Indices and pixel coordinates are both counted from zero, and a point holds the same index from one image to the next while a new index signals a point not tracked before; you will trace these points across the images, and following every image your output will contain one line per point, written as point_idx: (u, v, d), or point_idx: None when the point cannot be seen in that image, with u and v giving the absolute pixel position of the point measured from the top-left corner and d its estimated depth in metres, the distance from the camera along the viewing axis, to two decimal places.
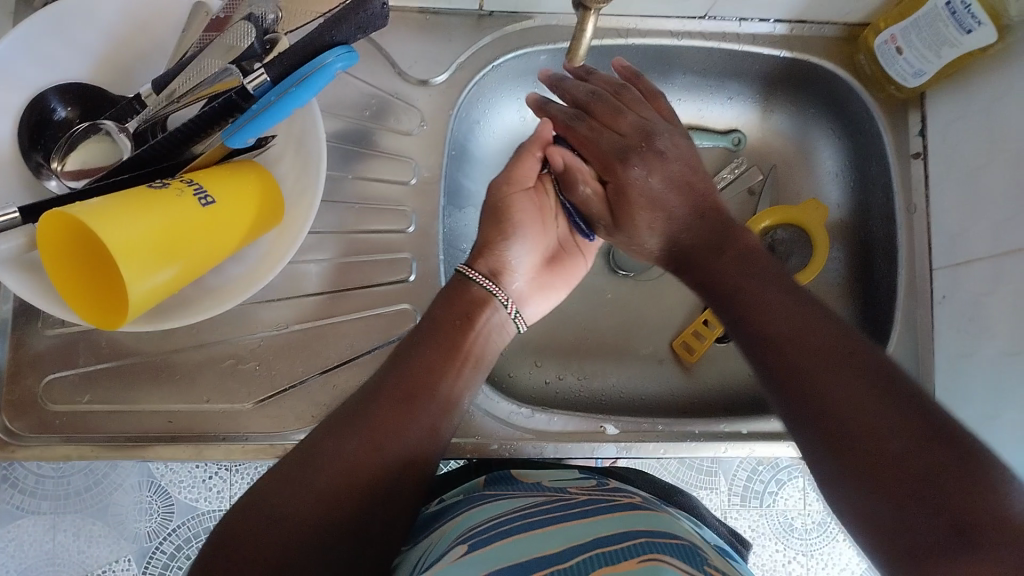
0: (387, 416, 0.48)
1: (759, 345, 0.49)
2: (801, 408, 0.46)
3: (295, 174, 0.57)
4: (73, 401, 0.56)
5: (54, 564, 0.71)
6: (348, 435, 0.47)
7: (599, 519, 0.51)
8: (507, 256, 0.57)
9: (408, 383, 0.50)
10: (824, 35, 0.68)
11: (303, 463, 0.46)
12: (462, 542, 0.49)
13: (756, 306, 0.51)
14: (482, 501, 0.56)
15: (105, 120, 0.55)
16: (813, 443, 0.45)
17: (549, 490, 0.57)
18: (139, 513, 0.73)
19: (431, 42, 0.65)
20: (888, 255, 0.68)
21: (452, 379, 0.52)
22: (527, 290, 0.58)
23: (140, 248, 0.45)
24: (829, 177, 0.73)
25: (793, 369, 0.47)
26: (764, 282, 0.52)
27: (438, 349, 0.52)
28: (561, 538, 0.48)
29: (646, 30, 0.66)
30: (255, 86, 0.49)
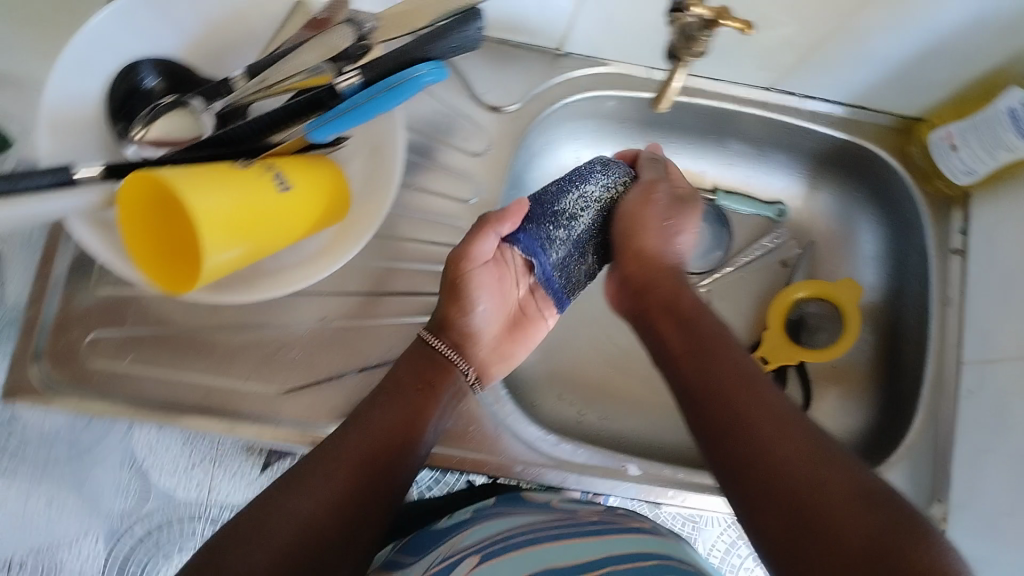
0: (347, 475, 0.49)
1: (704, 406, 0.50)
2: (738, 468, 0.47)
3: (367, 177, 0.58)
4: (115, 361, 0.57)
5: (21, 534, 0.69)
6: (301, 491, 0.47)
7: (605, 537, 0.52)
8: (469, 325, 0.57)
9: (354, 442, 0.50)
10: (880, 124, 0.70)
11: (272, 507, 0.46)
12: (472, 554, 0.51)
13: (705, 364, 0.52)
14: (484, 517, 0.57)
15: (191, 97, 0.56)
16: (748, 503, 0.46)
17: (558, 511, 0.58)
18: (115, 492, 0.70)
19: (508, 72, 0.67)
20: (916, 343, 0.69)
21: (403, 424, 0.52)
22: (486, 358, 0.60)
23: (219, 221, 0.47)
24: (866, 260, 0.75)
25: (733, 429, 0.48)
26: (717, 341, 0.54)
27: (399, 409, 0.53)
28: (571, 551, 0.50)
29: (712, 92, 0.68)
30: (344, 86, 0.52)
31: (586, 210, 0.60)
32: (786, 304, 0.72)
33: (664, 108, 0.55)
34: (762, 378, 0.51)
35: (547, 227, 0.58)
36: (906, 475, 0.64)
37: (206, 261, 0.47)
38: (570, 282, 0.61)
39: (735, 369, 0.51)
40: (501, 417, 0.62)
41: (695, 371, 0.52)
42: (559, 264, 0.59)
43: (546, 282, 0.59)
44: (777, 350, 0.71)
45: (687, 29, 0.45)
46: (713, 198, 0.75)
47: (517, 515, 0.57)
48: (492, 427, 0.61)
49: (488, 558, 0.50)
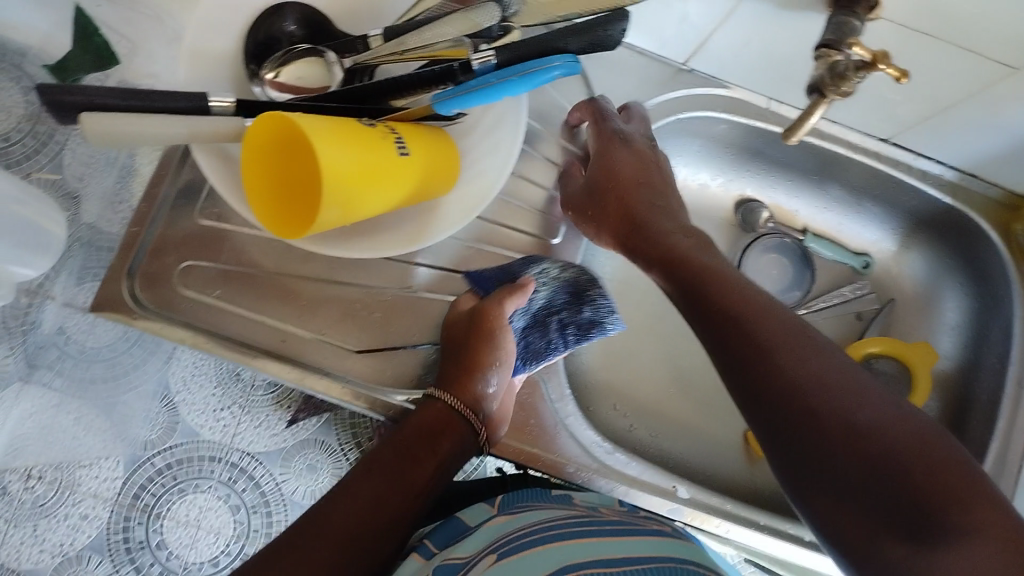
0: (333, 543, 0.47)
1: (714, 322, 0.47)
2: (753, 385, 0.44)
3: (478, 156, 0.59)
4: (203, 293, 0.58)
5: (46, 441, 0.66)
6: (291, 560, 0.46)
7: (629, 537, 0.53)
8: (483, 387, 0.55)
9: (376, 479, 0.51)
10: (988, 195, 0.69)
11: (307, 527, 0.47)
12: (490, 553, 0.52)
13: (706, 276, 0.49)
14: (509, 512, 0.58)
15: (325, 49, 0.58)
16: (767, 420, 0.44)
17: (581, 506, 0.58)
18: (142, 420, 0.69)
19: (629, 79, 0.67)
20: (985, 419, 0.68)
21: (415, 456, 0.52)
22: (493, 417, 0.57)
23: (345, 175, 0.47)
24: (946, 328, 0.74)
25: (747, 345, 0.45)
26: (715, 256, 0.51)
27: (391, 476, 0.51)
28: (594, 549, 0.50)
29: (826, 133, 0.68)
30: (479, 64, 0.53)
31: (546, 283, 0.60)
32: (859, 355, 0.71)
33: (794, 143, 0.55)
34: (761, 288, 0.48)
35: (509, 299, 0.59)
36: None
37: (324, 210, 0.47)
38: (531, 350, 0.60)
39: (739, 281, 0.49)
40: (561, 415, 0.62)
41: (693, 295, 0.49)
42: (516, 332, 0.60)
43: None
44: None
45: (839, 67, 0.46)
46: (802, 238, 0.75)
47: (540, 509, 0.58)
48: (550, 422, 0.61)
49: (505, 555, 0.50)
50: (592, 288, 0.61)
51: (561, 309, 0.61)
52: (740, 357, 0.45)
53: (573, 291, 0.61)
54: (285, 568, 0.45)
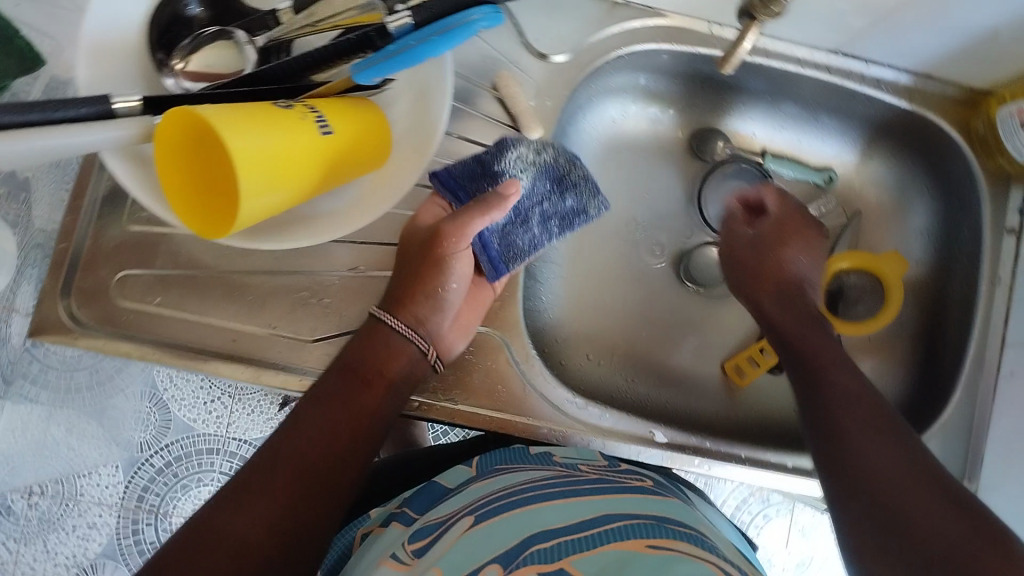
0: (287, 485, 0.45)
1: (820, 427, 0.53)
2: (840, 479, 0.50)
3: (408, 123, 0.56)
4: (143, 301, 0.56)
5: (42, 452, 0.78)
6: (241, 509, 0.44)
7: (605, 495, 0.52)
8: (434, 298, 0.55)
9: (329, 412, 0.50)
10: (945, 94, 0.67)
11: (262, 469, 0.46)
12: (469, 514, 0.52)
13: (828, 382, 0.55)
14: (487, 475, 0.57)
15: (235, 28, 0.54)
16: (843, 509, 0.49)
17: (560, 467, 0.57)
18: (137, 423, 0.80)
19: (561, 19, 0.63)
20: (960, 323, 0.68)
21: (367, 380, 0.52)
22: (446, 331, 0.57)
23: (261, 163, 0.45)
24: (915, 234, 0.73)
25: (831, 441, 0.52)
26: (840, 364, 0.57)
27: (344, 403, 0.50)
28: (565, 511, 0.49)
29: (772, 51, 0.65)
30: (395, 27, 0.50)
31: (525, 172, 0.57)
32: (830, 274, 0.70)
33: (731, 70, 0.53)
34: (865, 392, 0.54)
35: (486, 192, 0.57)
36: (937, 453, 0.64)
37: (245, 204, 0.45)
38: (512, 248, 0.58)
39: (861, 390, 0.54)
40: (529, 377, 0.61)
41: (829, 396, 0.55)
42: (497, 228, 0.58)
43: (483, 248, 0.58)
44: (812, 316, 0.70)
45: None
46: (762, 160, 0.73)
47: (516, 472, 0.57)
48: (520, 386, 0.61)
49: (482, 519, 0.50)
50: (570, 171, 0.60)
51: (543, 199, 0.59)
52: (827, 440, 0.52)
53: (553, 176, 0.59)
54: (231, 523, 0.43)
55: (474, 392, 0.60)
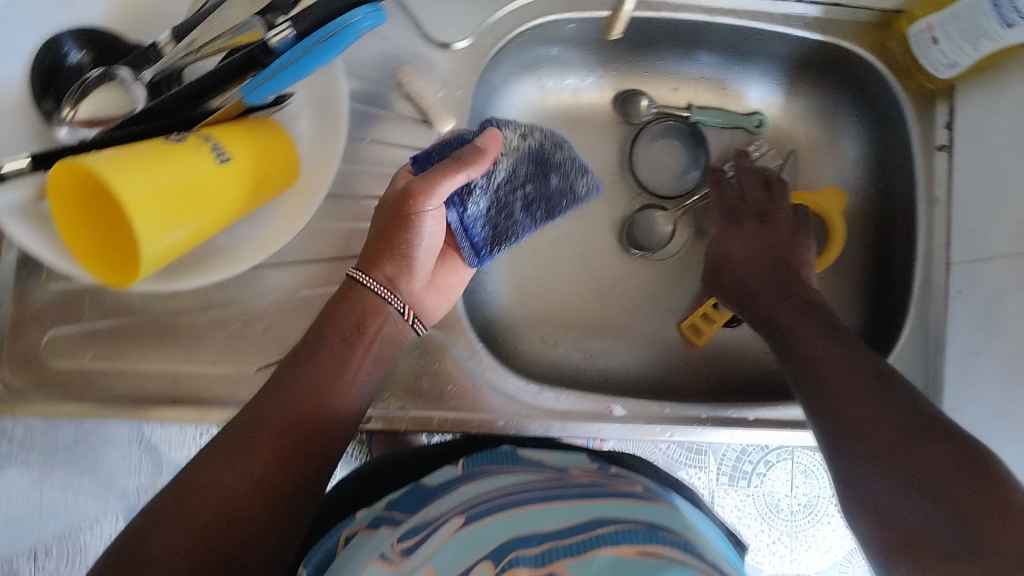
0: (267, 443, 0.47)
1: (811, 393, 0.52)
2: (840, 440, 0.49)
3: (314, 137, 0.55)
4: (75, 357, 0.56)
5: (37, 515, 0.75)
6: (225, 466, 0.45)
7: (598, 499, 0.51)
8: (409, 262, 0.54)
9: (313, 371, 0.50)
10: (857, 19, 0.66)
11: (246, 427, 0.47)
12: (460, 513, 0.51)
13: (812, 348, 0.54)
14: (472, 481, 0.56)
15: (119, 68, 0.51)
16: (847, 474, 0.48)
17: (550, 471, 0.58)
18: (128, 468, 0.76)
19: (457, 6, 0.62)
20: (905, 247, 0.68)
21: (348, 339, 0.52)
22: (420, 294, 0.57)
23: (155, 204, 0.44)
24: (848, 164, 0.73)
25: (825, 407, 0.51)
26: (825, 330, 0.55)
27: (321, 364, 0.50)
28: (558, 516, 0.49)
29: (677, 5, 0.64)
30: (278, 41, 0.47)
31: (506, 155, 0.58)
32: None
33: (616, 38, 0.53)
34: (851, 350, 0.53)
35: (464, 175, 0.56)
36: None
37: (143, 248, 0.44)
38: (498, 232, 0.59)
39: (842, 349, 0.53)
40: (479, 372, 0.61)
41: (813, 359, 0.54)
42: (482, 214, 0.57)
43: (466, 232, 0.57)
44: None
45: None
46: (688, 115, 0.71)
47: (505, 474, 0.57)
48: (471, 383, 0.60)
49: (475, 518, 0.49)
50: (554, 155, 0.61)
51: (525, 182, 0.59)
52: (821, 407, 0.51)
53: (536, 160, 0.60)
54: (210, 483, 0.45)
55: (421, 398, 0.59)
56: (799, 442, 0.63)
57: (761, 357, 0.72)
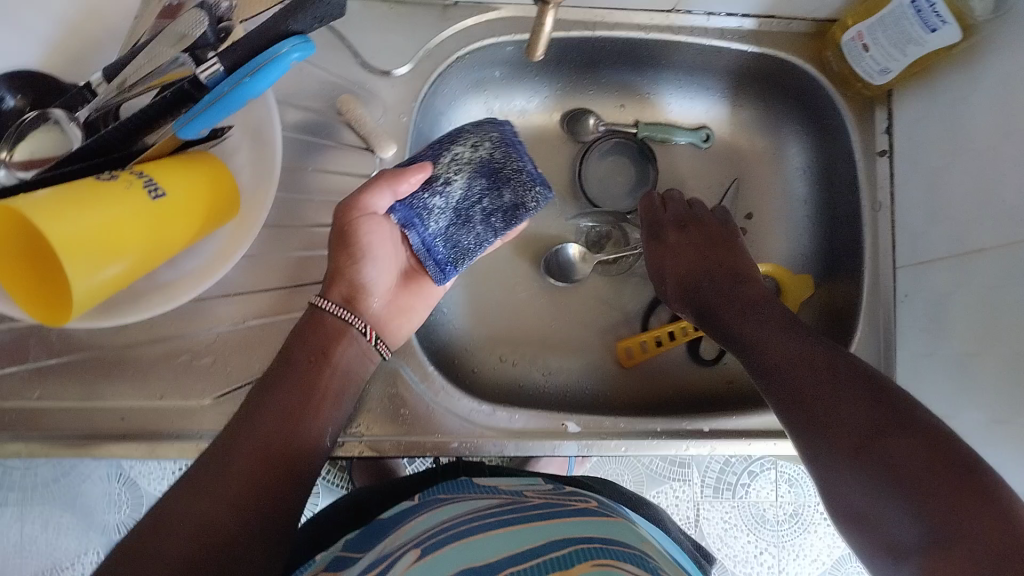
0: (242, 470, 0.46)
1: (782, 393, 0.51)
2: (817, 439, 0.47)
3: (252, 168, 0.56)
4: (23, 397, 0.56)
5: (20, 555, 0.79)
6: (198, 496, 0.44)
7: (547, 523, 0.49)
8: (360, 280, 0.55)
9: (284, 393, 0.50)
10: (792, 30, 0.68)
11: (219, 456, 0.47)
12: (414, 547, 0.47)
13: (770, 349, 0.53)
14: (430, 509, 0.54)
15: (54, 109, 0.52)
16: (832, 470, 0.46)
17: (504, 495, 0.56)
18: (107, 505, 0.81)
19: (396, 34, 0.63)
20: (853, 251, 0.69)
21: (316, 361, 0.52)
22: (383, 314, 0.58)
23: (84, 243, 0.44)
24: (796, 173, 0.75)
25: (799, 405, 0.49)
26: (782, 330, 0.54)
27: (293, 388, 0.50)
28: (514, 540, 0.46)
29: (613, 23, 0.66)
30: (208, 76, 0.48)
31: (461, 172, 0.57)
32: None
33: (540, 57, 0.55)
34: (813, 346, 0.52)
35: (419, 196, 0.56)
36: None
37: (74, 287, 0.44)
38: (458, 249, 0.59)
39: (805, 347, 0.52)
40: (432, 395, 0.61)
41: (772, 362, 0.52)
42: (440, 232, 0.58)
43: (429, 252, 0.59)
44: None
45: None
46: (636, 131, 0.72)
47: (463, 501, 0.55)
48: (424, 406, 0.60)
49: (431, 549, 0.45)
50: (506, 166, 0.58)
51: (483, 197, 0.58)
52: (794, 403, 0.50)
53: (488, 172, 0.58)
54: (183, 515, 0.44)
55: (375, 421, 0.59)
56: (758, 452, 0.63)
57: (720, 370, 0.72)
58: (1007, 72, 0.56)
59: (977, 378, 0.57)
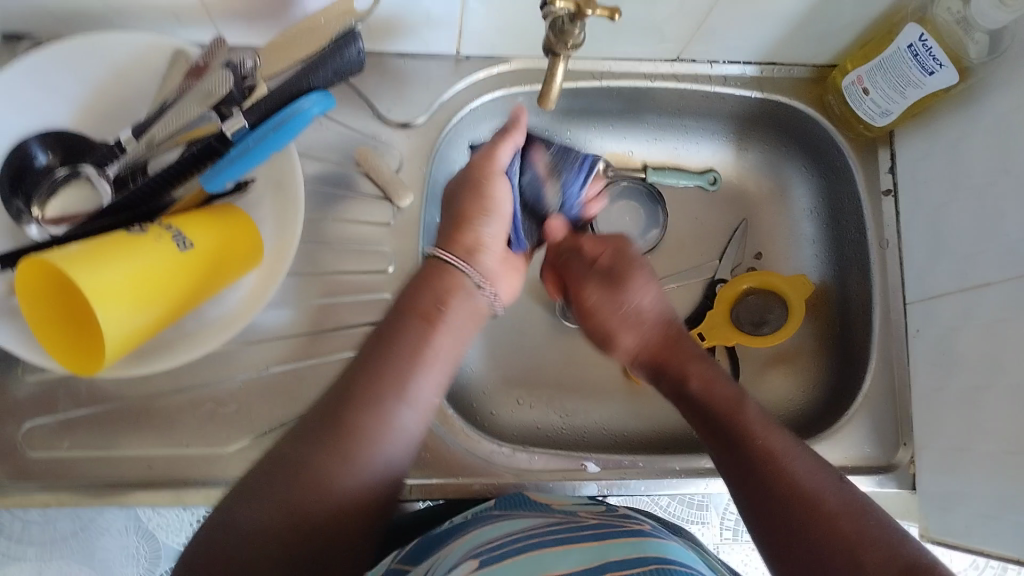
0: (328, 449, 0.47)
1: (762, 498, 0.49)
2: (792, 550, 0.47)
3: (273, 222, 0.57)
4: (52, 448, 0.56)
5: None
6: (304, 465, 0.46)
7: (603, 541, 0.49)
8: (480, 234, 0.57)
9: (369, 418, 0.48)
10: (793, 76, 0.71)
11: (280, 468, 0.46)
12: (473, 557, 0.47)
13: (753, 455, 0.51)
14: (480, 526, 0.53)
15: (85, 166, 0.54)
16: None
17: (559, 514, 0.55)
18: (126, 559, 0.68)
19: (410, 87, 0.65)
20: (862, 288, 0.70)
21: (402, 396, 0.50)
22: (496, 269, 0.59)
23: (117, 293, 0.46)
24: (803, 214, 0.76)
25: (783, 518, 0.48)
26: (770, 427, 0.52)
27: (393, 369, 0.50)
28: (572, 557, 0.46)
29: (620, 73, 0.68)
30: (233, 131, 0.50)
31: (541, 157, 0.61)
32: (735, 294, 0.72)
33: (552, 108, 0.56)
34: (806, 452, 0.51)
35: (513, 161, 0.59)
36: (867, 426, 0.66)
37: (107, 336, 0.46)
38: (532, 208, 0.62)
39: (795, 461, 0.50)
40: (453, 437, 0.62)
41: (750, 474, 0.50)
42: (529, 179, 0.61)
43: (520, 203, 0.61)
44: (716, 328, 0.72)
45: (559, 21, 0.49)
46: (644, 175, 0.75)
47: (518, 517, 0.54)
48: (446, 447, 0.61)
49: (491, 561, 0.46)
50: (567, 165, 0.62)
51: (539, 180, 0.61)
52: (780, 516, 0.48)
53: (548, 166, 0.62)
54: (280, 494, 0.45)
55: None
56: None
57: None
58: (1003, 111, 0.58)
59: (989, 410, 0.57)
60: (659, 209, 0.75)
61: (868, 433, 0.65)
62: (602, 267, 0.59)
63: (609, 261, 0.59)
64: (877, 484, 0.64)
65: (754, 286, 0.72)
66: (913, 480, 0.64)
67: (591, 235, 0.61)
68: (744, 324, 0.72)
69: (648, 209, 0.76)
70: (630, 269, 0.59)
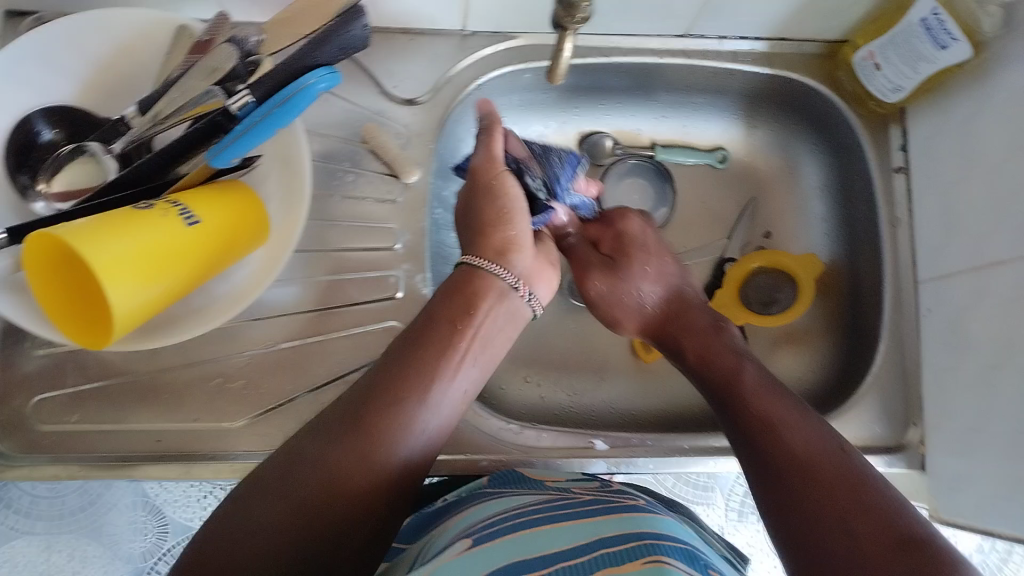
0: (350, 433, 0.46)
1: (769, 470, 0.51)
2: (793, 513, 0.48)
3: (281, 198, 0.57)
4: (61, 421, 0.57)
5: None
6: (325, 446, 0.46)
7: (598, 518, 0.49)
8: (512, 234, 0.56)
9: (394, 404, 0.48)
10: (804, 52, 0.70)
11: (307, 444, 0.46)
12: (465, 536, 0.48)
13: (769, 430, 0.52)
14: (476, 503, 0.54)
15: (90, 143, 0.54)
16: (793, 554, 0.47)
17: (551, 490, 0.55)
18: (134, 533, 0.68)
19: (417, 63, 0.65)
20: (872, 267, 0.70)
21: (431, 379, 0.50)
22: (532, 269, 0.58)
23: (125, 268, 0.46)
24: (812, 192, 0.76)
25: (785, 484, 0.49)
26: (780, 402, 0.54)
27: (420, 361, 0.50)
28: (563, 534, 0.47)
29: (629, 49, 0.68)
30: (239, 107, 0.49)
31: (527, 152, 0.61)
32: (744, 273, 0.71)
33: (560, 82, 0.57)
34: (808, 416, 0.53)
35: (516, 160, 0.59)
36: (875, 406, 0.65)
37: (115, 310, 0.46)
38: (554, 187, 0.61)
39: (807, 432, 0.51)
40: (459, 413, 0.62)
41: (761, 445, 0.52)
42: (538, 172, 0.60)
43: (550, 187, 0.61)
44: (725, 307, 0.71)
45: None
46: (653, 153, 0.75)
47: (513, 493, 0.55)
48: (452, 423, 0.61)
49: (481, 541, 0.47)
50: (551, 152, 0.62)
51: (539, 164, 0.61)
52: (787, 478, 0.49)
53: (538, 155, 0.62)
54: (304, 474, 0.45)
55: None
56: None
57: None
58: (1016, 87, 0.57)
59: (998, 390, 0.57)
60: (669, 187, 0.75)
61: (877, 412, 0.65)
62: (615, 241, 0.67)
63: (620, 237, 0.67)
64: (883, 464, 0.64)
65: (763, 265, 0.71)
66: (921, 460, 0.64)
67: (616, 214, 0.68)
68: (752, 304, 0.72)
69: (657, 185, 0.75)
70: (638, 238, 0.66)
